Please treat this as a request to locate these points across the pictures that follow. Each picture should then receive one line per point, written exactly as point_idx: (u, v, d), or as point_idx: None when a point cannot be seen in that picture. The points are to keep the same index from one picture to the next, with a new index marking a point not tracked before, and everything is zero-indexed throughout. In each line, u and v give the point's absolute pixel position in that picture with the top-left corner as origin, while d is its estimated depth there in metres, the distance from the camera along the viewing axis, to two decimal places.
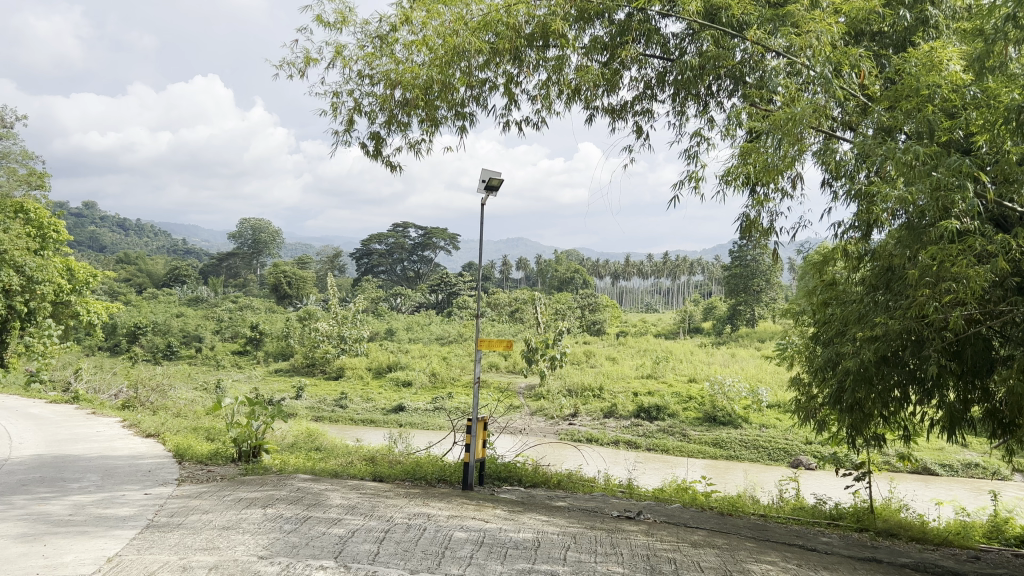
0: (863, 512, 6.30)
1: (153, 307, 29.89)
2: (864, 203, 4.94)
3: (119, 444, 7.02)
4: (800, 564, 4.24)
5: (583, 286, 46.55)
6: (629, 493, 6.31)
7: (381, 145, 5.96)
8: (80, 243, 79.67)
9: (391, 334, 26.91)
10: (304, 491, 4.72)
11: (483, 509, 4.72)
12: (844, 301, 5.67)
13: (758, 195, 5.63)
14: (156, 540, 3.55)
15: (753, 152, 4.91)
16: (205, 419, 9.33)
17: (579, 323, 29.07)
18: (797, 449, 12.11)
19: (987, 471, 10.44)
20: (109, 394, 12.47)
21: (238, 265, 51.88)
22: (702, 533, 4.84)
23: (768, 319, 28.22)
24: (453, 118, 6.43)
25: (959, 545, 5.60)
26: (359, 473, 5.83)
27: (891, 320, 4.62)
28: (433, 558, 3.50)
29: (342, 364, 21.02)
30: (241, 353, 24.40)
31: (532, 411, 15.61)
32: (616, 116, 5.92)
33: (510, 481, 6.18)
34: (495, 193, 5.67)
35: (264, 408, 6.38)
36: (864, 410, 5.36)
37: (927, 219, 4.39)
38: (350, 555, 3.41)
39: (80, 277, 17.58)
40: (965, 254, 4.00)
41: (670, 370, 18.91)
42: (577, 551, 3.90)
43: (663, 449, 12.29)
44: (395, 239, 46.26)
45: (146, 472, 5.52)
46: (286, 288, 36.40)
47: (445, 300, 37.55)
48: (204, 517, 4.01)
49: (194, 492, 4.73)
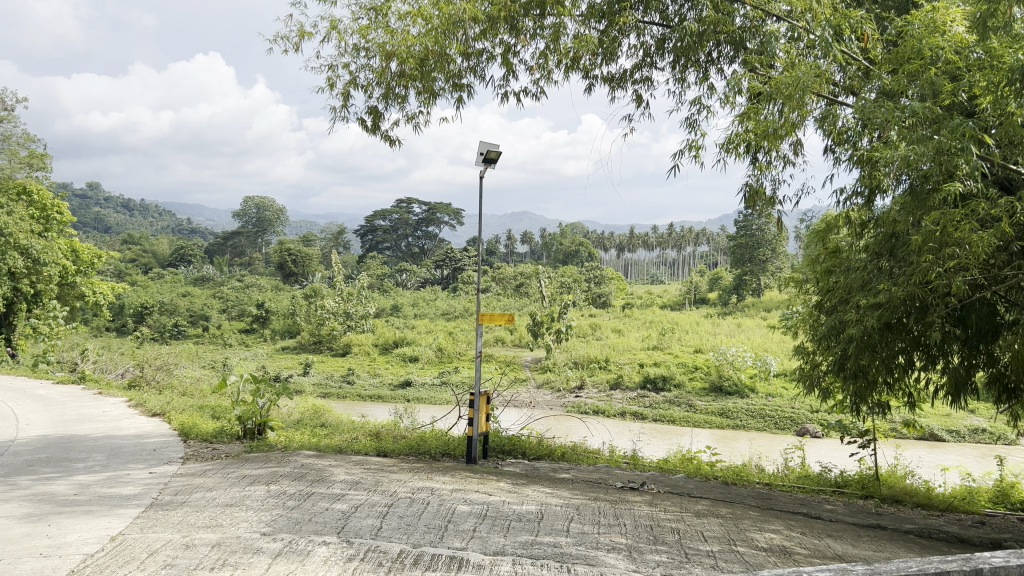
0: (869, 480, 6.30)
1: (159, 287, 29.94)
2: (866, 168, 4.87)
3: (124, 423, 7.04)
4: (804, 532, 4.24)
5: (589, 259, 46.63)
6: (632, 465, 6.28)
7: (378, 120, 5.83)
8: (84, 223, 80.13)
9: (397, 311, 26.93)
10: (308, 467, 4.73)
11: (486, 482, 4.72)
12: (846, 268, 5.65)
13: (761, 162, 5.53)
14: (159, 519, 3.56)
15: (755, 118, 4.81)
16: (211, 397, 9.37)
17: (585, 296, 29.06)
18: (804, 417, 12.14)
19: (993, 436, 10.49)
20: (115, 375, 12.50)
21: (243, 243, 51.93)
22: (705, 502, 4.83)
23: (774, 289, 28.22)
24: (450, 90, 6.30)
25: (964, 511, 5.63)
26: (364, 448, 5.83)
27: (894, 287, 4.60)
28: (435, 532, 3.50)
29: (348, 341, 21.10)
30: (248, 331, 24.52)
31: (538, 384, 15.63)
32: (615, 85, 5.84)
33: (514, 455, 6.19)
34: (494, 166, 5.62)
35: (269, 385, 6.38)
36: (868, 377, 5.35)
37: (931, 185, 4.39)
38: (352, 530, 3.41)
39: (85, 259, 17.56)
40: (968, 219, 3.98)
41: (676, 341, 18.92)
42: (580, 523, 3.90)
43: (669, 419, 12.35)
44: (399, 215, 46.30)
45: (151, 451, 5.53)
46: (291, 266, 36.39)
47: (450, 275, 37.55)
48: (208, 495, 4.02)
49: (198, 470, 4.75)
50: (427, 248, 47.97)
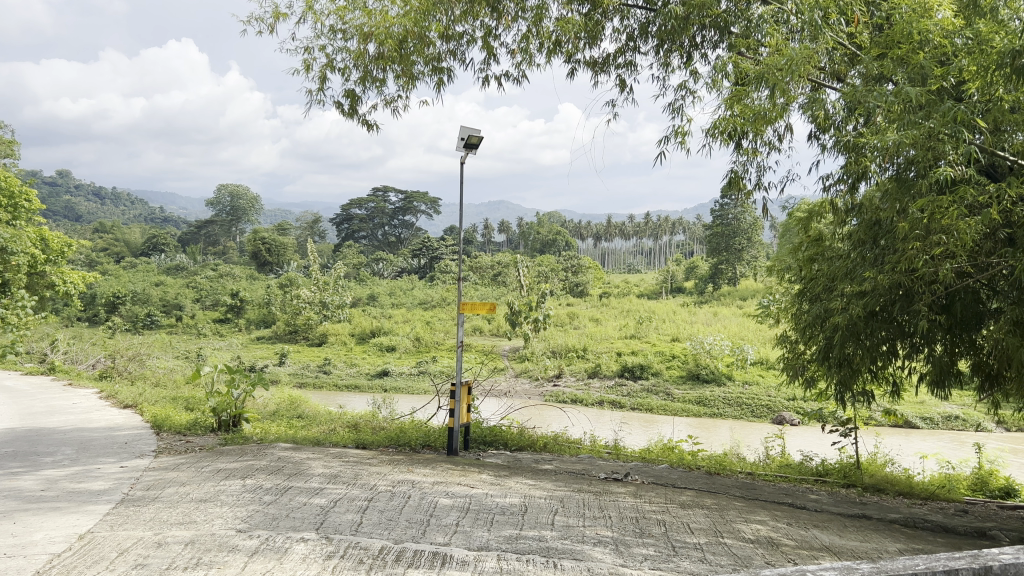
0: (850, 469, 6.29)
1: (131, 276, 29.49)
2: (852, 154, 4.82)
3: (95, 416, 6.87)
4: (790, 523, 4.19)
5: (565, 248, 46.66)
6: (615, 456, 6.20)
7: (355, 104, 5.68)
8: (55, 212, 78.99)
9: (373, 300, 26.72)
10: (285, 460, 4.61)
11: (468, 474, 4.63)
12: (829, 257, 5.63)
13: (747, 148, 5.45)
14: (130, 515, 3.43)
15: (743, 103, 4.72)
16: (185, 389, 9.19)
17: (562, 285, 29.03)
18: (781, 406, 12.17)
19: (966, 423, 10.58)
20: (85, 365, 12.25)
21: (217, 232, 51.31)
22: (690, 493, 4.78)
23: (749, 278, 28.35)
24: (430, 74, 6.15)
25: (945, 499, 5.64)
26: (342, 440, 5.71)
27: (880, 275, 4.57)
28: (417, 527, 3.40)
29: (324, 330, 20.90)
30: (222, 320, 24.24)
31: (516, 373, 15.56)
32: (598, 69, 5.74)
33: (496, 446, 6.09)
34: (475, 152, 5.50)
35: (245, 376, 6.24)
36: (852, 365, 5.32)
37: (917, 171, 4.33)
38: (332, 526, 3.31)
39: (55, 247, 17.19)
40: (956, 205, 3.93)
41: (653, 330, 18.94)
42: (564, 516, 3.82)
43: (647, 408, 12.34)
44: (376, 204, 46.03)
45: (122, 444, 5.38)
46: (266, 255, 36.00)
47: (427, 265, 37.34)
48: (181, 490, 3.89)
49: (171, 464, 4.62)
50: (404, 237, 47.72)
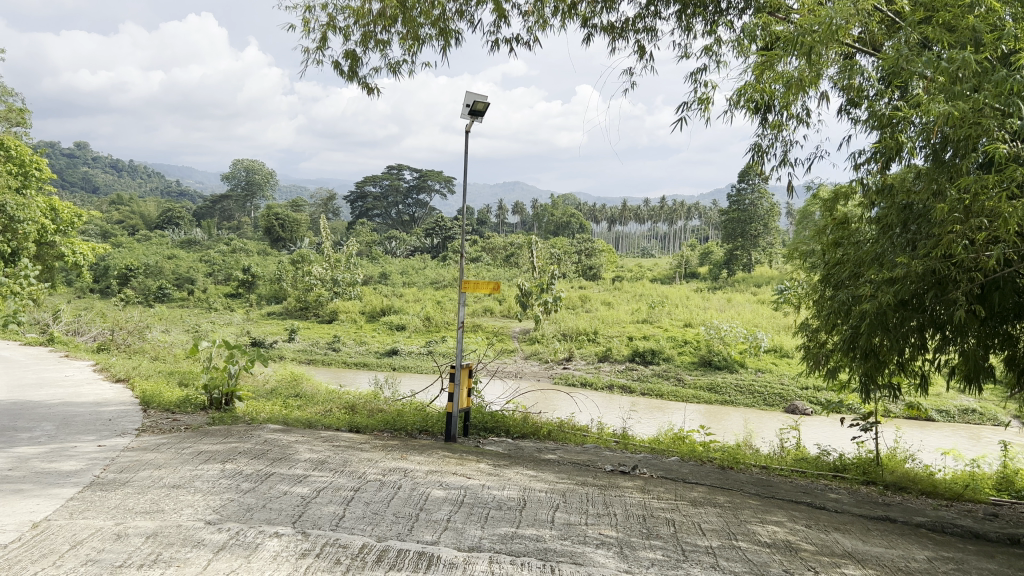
0: (870, 465, 5.97)
1: (144, 249, 29.37)
2: (887, 130, 4.47)
3: (85, 390, 6.63)
4: (809, 526, 3.89)
5: (580, 230, 46.36)
6: (622, 446, 5.91)
7: (356, 64, 5.37)
8: (72, 184, 79.16)
9: (385, 279, 26.49)
10: (271, 443, 4.34)
11: (465, 463, 4.34)
12: (856, 242, 5.30)
13: (773, 121, 5.12)
14: (94, 502, 3.16)
15: (772, 68, 4.37)
16: (185, 363, 8.97)
17: (575, 268, 28.66)
18: (793, 394, 11.87)
19: (983, 417, 10.26)
20: (85, 338, 12.05)
21: (232, 207, 51.16)
22: (702, 489, 4.48)
23: (765, 264, 27.92)
24: (438, 37, 5.79)
25: (971, 500, 5.31)
26: (335, 423, 5.44)
27: (912, 261, 4.22)
28: (404, 522, 3.12)
29: (334, 307, 20.68)
30: (234, 295, 24.10)
31: (526, 356, 15.31)
32: (616, 35, 5.40)
33: (497, 433, 5.80)
34: (481, 120, 5.20)
35: (241, 352, 5.98)
36: (879, 357, 5.00)
37: (960, 149, 3.96)
38: (310, 520, 3.03)
39: (65, 217, 16.95)
40: (1003, 187, 3.59)
41: (666, 315, 18.61)
42: (566, 512, 3.54)
43: (657, 393, 12.07)
44: (390, 182, 45.74)
45: (106, 421, 5.13)
46: (278, 231, 35.75)
47: (440, 245, 36.92)
48: (156, 474, 3.63)
49: (151, 444, 4.36)
50: (418, 216, 47.46)
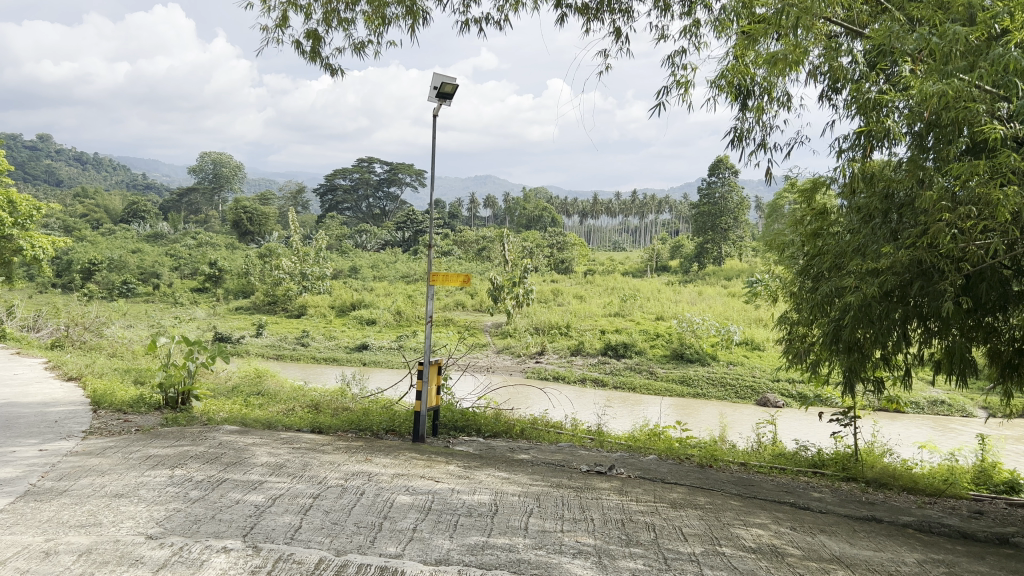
0: (849, 461, 5.82)
1: (108, 243, 28.66)
2: (870, 113, 4.28)
3: (33, 389, 6.28)
4: (794, 528, 3.72)
5: (551, 224, 46.24)
6: (597, 443, 5.72)
7: (317, 43, 5.11)
8: (35, 176, 77.53)
9: (355, 273, 26.10)
10: (226, 446, 4.07)
11: (433, 465, 4.11)
12: (837, 233, 5.13)
13: (753, 105, 4.92)
14: (25, 514, 2.89)
15: (753, 47, 4.16)
16: (143, 361, 8.62)
17: (546, 261, 28.47)
18: (765, 386, 11.78)
19: (952, 409, 10.25)
20: (42, 335, 11.60)
21: (200, 201, 50.26)
22: (681, 490, 4.29)
23: (734, 257, 27.91)
24: (404, 16, 5.52)
25: (953, 495, 5.18)
26: (296, 423, 5.16)
27: (898, 252, 4.04)
28: (366, 533, 2.89)
29: (303, 303, 20.29)
30: (200, 290, 23.57)
31: (498, 350, 15.08)
32: (590, 16, 5.18)
33: (468, 432, 5.57)
34: (450, 102, 4.96)
35: (199, 349, 5.69)
36: (862, 350, 4.85)
37: (948, 134, 3.78)
38: (263, 532, 2.79)
39: (23, 210, 16.26)
40: (993, 173, 3.40)
41: (638, 308, 18.51)
42: (540, 518, 3.33)
43: (630, 386, 11.92)
44: (361, 174, 45.27)
45: (51, 423, 4.81)
46: (246, 224, 35.14)
47: (411, 238, 36.49)
48: (98, 481, 3.36)
49: (97, 448, 4.07)
50: (388, 209, 47.02)
